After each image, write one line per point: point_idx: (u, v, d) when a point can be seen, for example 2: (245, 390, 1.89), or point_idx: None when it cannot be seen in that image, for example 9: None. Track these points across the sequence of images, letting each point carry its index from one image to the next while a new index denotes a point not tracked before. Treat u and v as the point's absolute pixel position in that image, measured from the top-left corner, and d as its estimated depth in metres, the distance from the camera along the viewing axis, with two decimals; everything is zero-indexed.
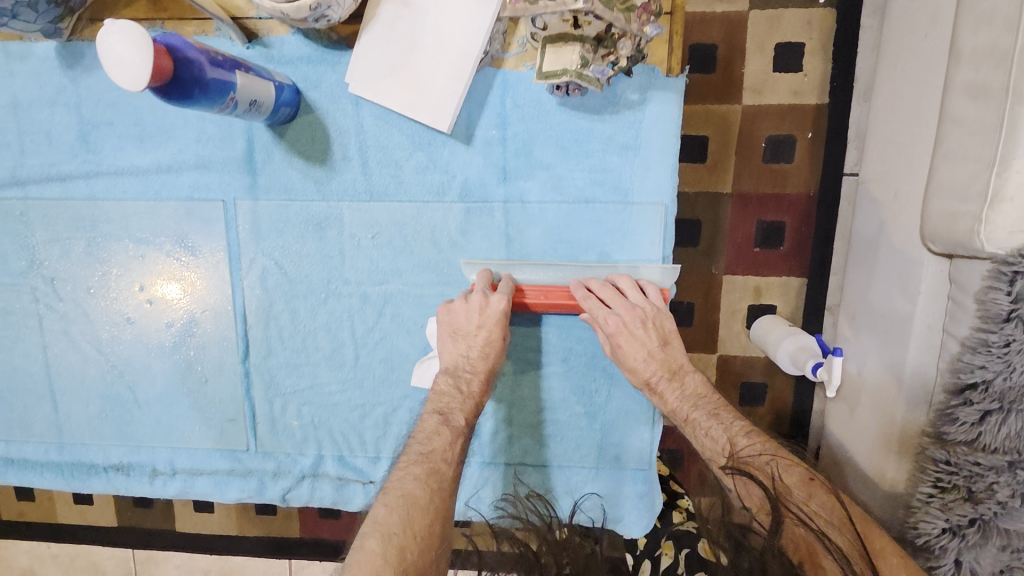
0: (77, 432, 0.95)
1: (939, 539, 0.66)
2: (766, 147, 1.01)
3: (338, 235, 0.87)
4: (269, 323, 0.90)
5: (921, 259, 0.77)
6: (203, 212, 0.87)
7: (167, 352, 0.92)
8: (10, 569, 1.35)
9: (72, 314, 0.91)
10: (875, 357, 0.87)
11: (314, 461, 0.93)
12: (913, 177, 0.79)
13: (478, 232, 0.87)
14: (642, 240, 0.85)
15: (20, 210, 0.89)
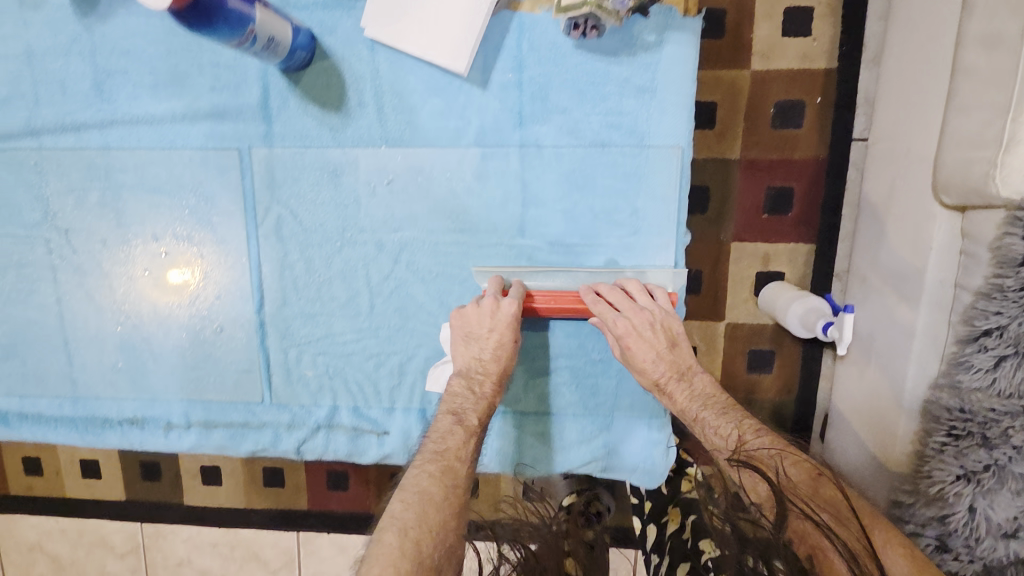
0: (93, 382, 0.94)
1: (953, 486, 0.68)
2: (775, 112, 1.01)
3: (353, 181, 0.87)
4: (284, 274, 0.90)
5: (932, 215, 0.78)
6: (218, 160, 0.87)
7: (185, 302, 0.91)
8: (19, 544, 1.36)
9: (87, 267, 0.90)
10: (886, 346, 0.88)
11: (329, 412, 0.93)
12: (924, 134, 0.80)
13: (494, 178, 0.86)
14: (656, 189, 0.84)
15: (35, 160, 0.88)
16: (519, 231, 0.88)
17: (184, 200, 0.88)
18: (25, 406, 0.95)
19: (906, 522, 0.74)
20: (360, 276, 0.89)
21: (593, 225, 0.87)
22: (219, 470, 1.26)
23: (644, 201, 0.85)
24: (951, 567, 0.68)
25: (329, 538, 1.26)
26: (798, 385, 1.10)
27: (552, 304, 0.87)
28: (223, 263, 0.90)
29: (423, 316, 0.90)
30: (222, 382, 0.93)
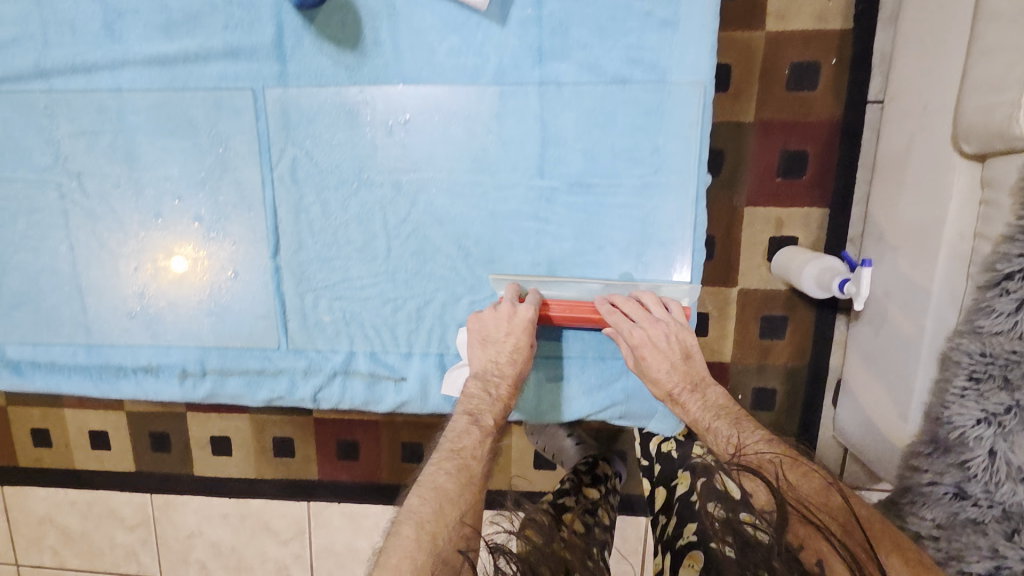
0: (106, 329, 0.92)
1: (973, 430, 0.69)
2: (790, 73, 0.99)
3: (370, 123, 0.85)
4: (300, 217, 0.88)
5: (951, 167, 0.77)
6: (232, 102, 0.85)
7: (206, 238, 0.89)
8: (28, 517, 1.36)
9: (99, 212, 0.89)
10: (900, 321, 0.88)
11: (346, 357, 0.91)
12: (944, 85, 0.79)
13: (513, 117, 0.83)
14: (680, 125, 0.81)
15: (44, 103, 0.86)
16: (539, 171, 0.85)
17: (198, 144, 0.86)
18: (38, 354, 0.93)
19: (926, 470, 0.75)
20: (373, 223, 0.87)
21: (614, 165, 0.83)
22: (228, 441, 1.25)
23: (665, 139, 0.82)
24: (970, 513, 0.68)
25: (339, 508, 1.26)
26: (810, 351, 1.10)
27: (572, 244, 0.86)
28: (237, 210, 0.88)
29: (442, 257, 0.88)
30: (238, 328, 0.91)
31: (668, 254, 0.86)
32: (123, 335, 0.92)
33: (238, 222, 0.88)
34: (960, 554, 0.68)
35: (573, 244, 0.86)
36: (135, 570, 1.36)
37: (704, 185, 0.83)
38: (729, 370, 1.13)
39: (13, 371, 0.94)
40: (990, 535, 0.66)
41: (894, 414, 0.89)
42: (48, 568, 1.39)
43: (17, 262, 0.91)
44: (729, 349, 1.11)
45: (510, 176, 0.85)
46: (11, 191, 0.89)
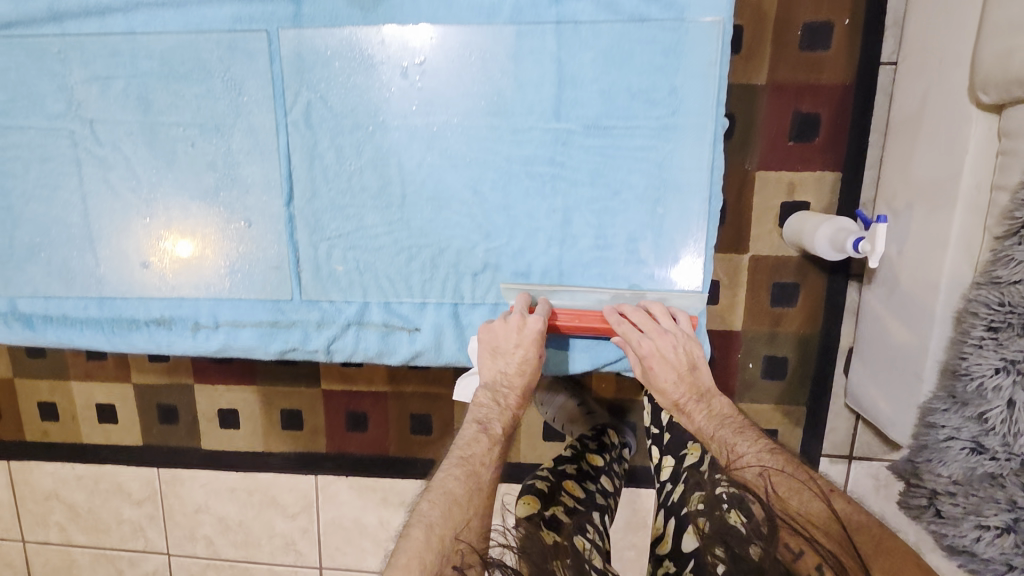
0: (118, 280, 0.84)
1: (993, 380, 0.67)
2: (802, 35, 0.99)
3: (384, 64, 0.77)
4: (314, 163, 0.80)
5: (969, 117, 0.76)
6: (245, 45, 0.77)
7: (226, 184, 0.81)
8: (35, 492, 1.35)
9: (113, 160, 0.81)
10: (913, 289, 0.86)
11: (360, 308, 0.84)
12: (962, 36, 0.77)
13: (530, 58, 0.76)
14: (699, 66, 0.74)
15: (58, 48, 0.78)
16: (554, 113, 0.78)
17: (211, 89, 0.78)
18: (50, 308, 0.86)
19: (942, 427, 0.74)
20: (374, 170, 0.80)
21: (631, 107, 0.77)
22: (237, 414, 1.25)
23: (684, 79, 0.76)
24: (989, 468, 0.69)
25: (347, 481, 1.26)
26: (823, 320, 1.08)
27: (591, 191, 0.80)
28: (250, 157, 0.80)
29: (458, 203, 0.81)
30: (250, 279, 0.83)
31: (685, 198, 0.79)
32: (135, 284, 0.84)
33: (257, 182, 0.81)
34: (978, 509, 0.70)
35: (592, 193, 0.80)
36: (142, 546, 1.36)
37: (722, 126, 0.77)
38: (739, 339, 1.11)
39: (22, 323, 0.86)
40: (1009, 487, 0.68)
41: (908, 382, 0.88)
42: (55, 544, 1.38)
43: (28, 211, 0.83)
44: (740, 317, 1.10)
45: (526, 128, 0.78)
46: (22, 139, 0.81)
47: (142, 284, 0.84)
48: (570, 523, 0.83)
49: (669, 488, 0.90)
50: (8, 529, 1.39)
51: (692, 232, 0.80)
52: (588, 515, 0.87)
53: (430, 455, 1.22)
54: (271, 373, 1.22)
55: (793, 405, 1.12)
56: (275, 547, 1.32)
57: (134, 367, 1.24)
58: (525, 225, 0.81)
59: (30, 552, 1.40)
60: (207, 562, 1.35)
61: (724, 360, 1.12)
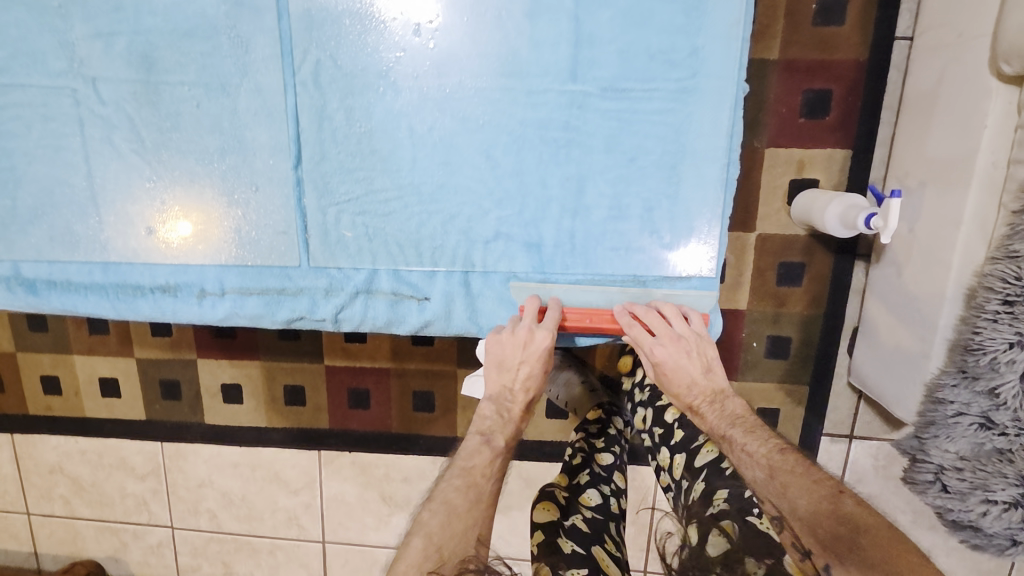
0: (123, 245, 0.83)
1: (1005, 355, 0.66)
2: (816, 8, 0.97)
3: (396, 25, 0.75)
4: (323, 125, 0.79)
5: (986, 91, 0.75)
6: (253, 1, 0.75)
7: (233, 147, 0.79)
8: (38, 466, 1.36)
9: (117, 122, 0.80)
10: (922, 271, 0.86)
11: (369, 275, 0.83)
12: (982, 6, 0.76)
13: (546, 19, 0.74)
14: (724, 28, 0.73)
15: (60, 6, 0.76)
16: (571, 75, 0.76)
17: (218, 48, 0.76)
18: (54, 273, 0.85)
19: (950, 402, 0.73)
20: (386, 134, 0.79)
21: (649, 68, 0.75)
22: (240, 389, 1.24)
23: (706, 41, 0.74)
24: (997, 443, 0.70)
25: (349, 458, 1.26)
26: (827, 299, 1.07)
27: (605, 158, 0.79)
28: (256, 121, 0.78)
29: (471, 167, 0.80)
30: (253, 245, 0.82)
31: (702, 163, 0.78)
32: (141, 250, 0.83)
33: (263, 155, 0.80)
34: (984, 484, 0.72)
35: (608, 160, 0.79)
36: (145, 520, 1.36)
37: (743, 90, 0.76)
38: (744, 319, 1.10)
39: (26, 288, 0.85)
40: (1017, 462, 0.69)
41: (912, 361, 0.88)
42: (59, 517, 1.39)
43: (32, 173, 0.82)
44: (746, 297, 1.09)
45: (539, 93, 0.77)
46: (26, 99, 0.79)
47: (147, 249, 0.83)
48: (589, 534, 0.85)
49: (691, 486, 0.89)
50: (13, 502, 1.39)
51: (709, 199, 0.79)
52: (608, 523, 0.89)
53: (432, 432, 1.22)
54: (273, 348, 1.22)
55: (796, 385, 1.12)
56: (277, 522, 1.33)
57: (136, 341, 1.24)
58: (537, 194, 0.80)
59: (34, 524, 1.40)
60: (210, 535, 1.36)
61: (729, 340, 1.12)
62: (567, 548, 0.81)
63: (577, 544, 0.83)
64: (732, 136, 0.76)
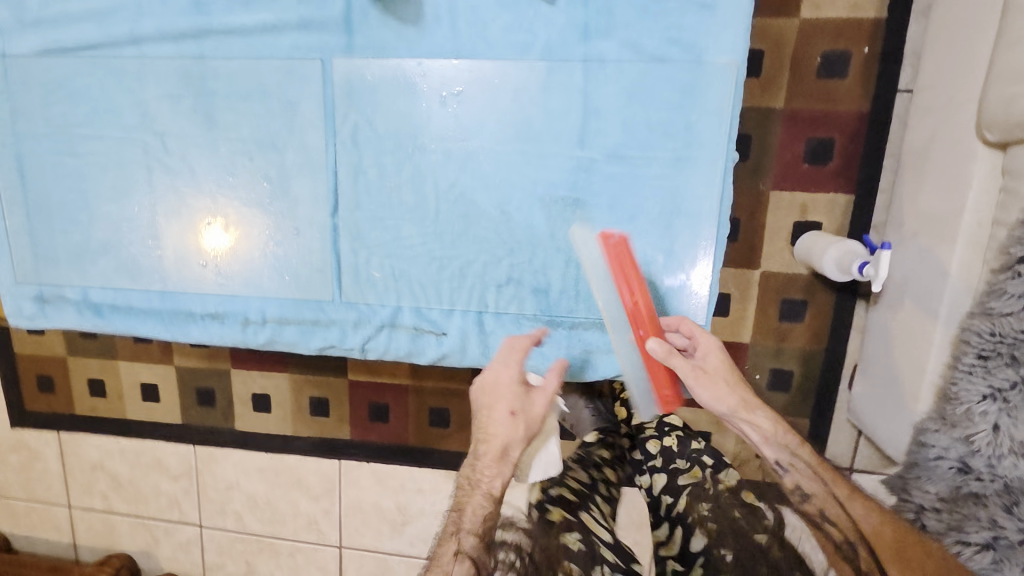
0: (178, 275, 0.92)
1: (980, 405, 0.71)
2: (820, 64, 1.02)
3: (426, 93, 0.83)
4: (358, 178, 0.87)
5: (973, 155, 0.80)
6: (302, 67, 0.83)
7: (279, 194, 0.88)
8: (81, 462, 1.46)
9: (178, 168, 0.89)
10: (911, 317, 0.91)
11: (393, 311, 0.91)
12: (971, 76, 0.82)
13: (560, 91, 0.82)
14: (715, 104, 0.79)
15: (135, 69, 0.86)
16: (579, 141, 0.83)
17: (269, 108, 0.85)
18: (117, 298, 0.93)
19: (931, 446, 0.77)
20: (411, 188, 0.87)
21: (650, 137, 0.82)
22: (269, 399, 1.33)
23: (699, 116, 0.80)
24: (973, 487, 0.72)
25: (367, 469, 1.34)
26: (827, 336, 1.12)
27: (607, 216, 0.85)
28: (298, 168, 0.87)
29: (486, 220, 0.87)
30: (293, 279, 0.90)
31: (695, 223, 0.84)
32: (194, 280, 0.92)
33: (306, 203, 0.88)
34: (960, 526, 0.72)
35: (615, 217, 0.85)
36: (176, 518, 1.46)
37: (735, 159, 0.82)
38: (746, 351, 1.15)
39: (93, 311, 0.94)
40: (990, 506, 0.70)
41: (902, 405, 0.93)
42: (98, 511, 1.49)
43: (104, 210, 0.91)
44: (749, 331, 1.14)
45: (551, 155, 0.84)
46: (100, 146, 0.89)
47: (199, 279, 0.91)
48: (557, 526, 0.84)
49: (669, 500, 1.01)
50: (56, 495, 1.50)
51: (697, 253, 0.85)
52: (585, 528, 0.86)
53: (446, 447, 1.29)
54: (302, 361, 1.30)
55: (796, 417, 1.17)
56: (298, 526, 1.41)
57: (177, 351, 1.34)
58: (547, 245, 0.87)
59: (74, 517, 1.51)
60: (236, 535, 1.44)
61: None
62: (571, 538, 0.82)
63: (578, 534, 0.83)
64: (721, 200, 0.81)
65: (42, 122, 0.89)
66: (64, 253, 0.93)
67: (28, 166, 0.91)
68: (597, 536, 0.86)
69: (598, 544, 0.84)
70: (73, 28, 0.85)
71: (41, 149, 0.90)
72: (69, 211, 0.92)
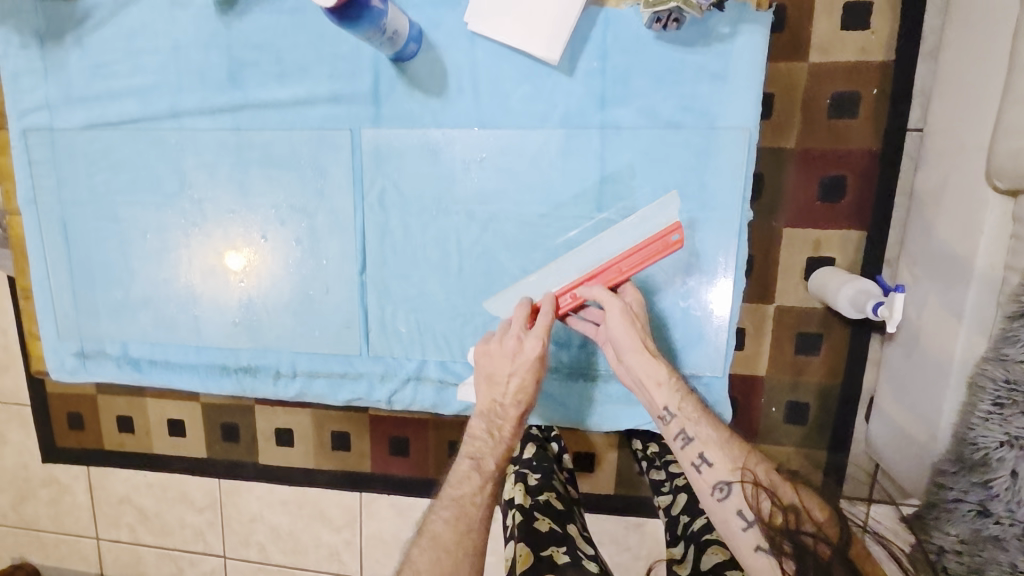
0: (214, 332, 0.95)
1: (997, 451, 0.72)
2: (830, 105, 1.05)
3: (450, 159, 0.88)
4: (384, 238, 0.90)
5: (985, 201, 0.81)
6: (333, 136, 0.87)
7: (310, 253, 0.91)
8: (109, 495, 1.49)
9: (212, 231, 0.92)
10: (927, 354, 0.93)
11: (419, 364, 0.93)
12: (979, 125, 0.84)
13: (579, 155, 0.86)
14: (728, 168, 0.84)
15: (174, 140, 0.90)
16: (597, 202, 0.87)
17: (302, 176, 0.89)
18: (154, 351, 0.95)
19: (951, 488, 0.78)
20: (436, 246, 0.90)
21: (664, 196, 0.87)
22: (292, 433, 1.36)
23: (710, 176, 0.85)
24: (994, 531, 0.72)
25: (388, 501, 1.36)
26: (844, 370, 1.13)
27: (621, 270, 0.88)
28: (326, 226, 0.90)
29: (509, 277, 0.90)
30: (324, 333, 0.93)
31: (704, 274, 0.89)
32: (228, 337, 0.94)
33: (335, 262, 0.91)
34: (981, 568, 0.72)
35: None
36: (201, 549, 1.48)
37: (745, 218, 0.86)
38: (763, 384, 1.17)
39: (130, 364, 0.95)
40: (1011, 550, 0.70)
41: (919, 442, 0.94)
42: (125, 543, 1.52)
43: (145, 270, 0.94)
44: (766, 364, 1.16)
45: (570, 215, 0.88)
46: (140, 211, 0.93)
47: (233, 336, 0.94)
48: (544, 537, 0.94)
49: (685, 519, 1.00)
50: (84, 528, 1.53)
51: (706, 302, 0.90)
52: (571, 541, 0.95)
53: None
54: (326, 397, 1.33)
55: (814, 448, 1.18)
56: (320, 557, 1.43)
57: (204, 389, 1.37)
58: None
59: (102, 549, 1.54)
60: (259, 566, 1.47)
61: (749, 405, 1.18)
62: (545, 526, 0.96)
63: (554, 523, 0.97)
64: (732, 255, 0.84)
65: (85, 186, 0.93)
66: (105, 308, 0.95)
67: (68, 230, 0.94)
68: (581, 551, 0.94)
69: (581, 555, 0.93)
70: (115, 101, 0.89)
71: (85, 215, 0.93)
72: (112, 272, 0.95)
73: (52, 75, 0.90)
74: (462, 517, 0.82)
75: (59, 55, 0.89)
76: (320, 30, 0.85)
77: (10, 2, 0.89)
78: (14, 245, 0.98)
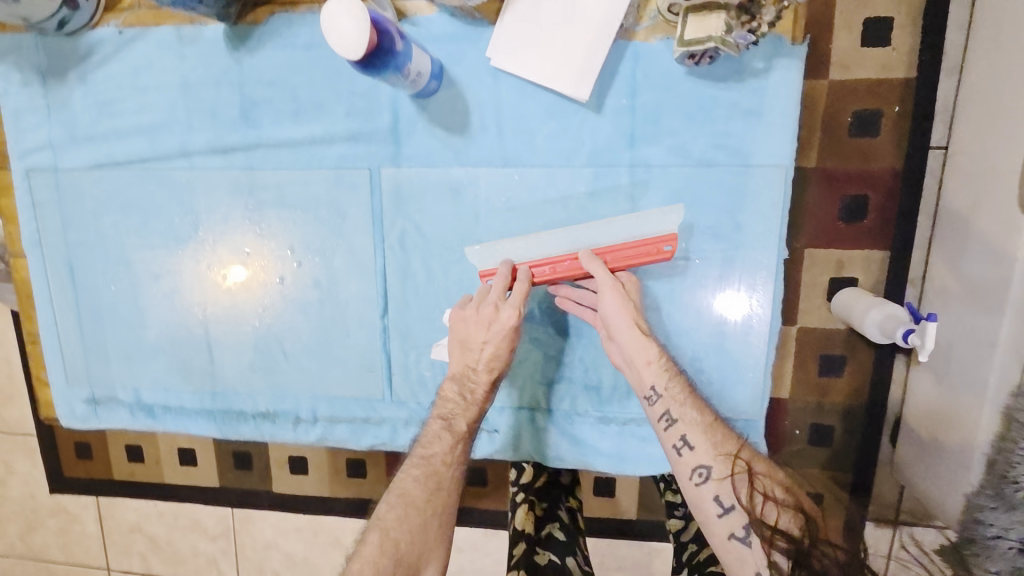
0: (231, 380, 0.92)
1: None
2: (852, 122, 1.02)
3: (475, 199, 0.85)
4: (405, 280, 0.88)
5: (1017, 227, 0.79)
6: (351, 177, 0.85)
7: (325, 293, 0.89)
8: (120, 524, 1.47)
9: (226, 276, 0.89)
10: (959, 381, 0.90)
11: None
12: (1008, 147, 0.82)
13: (607, 195, 0.84)
14: (764, 209, 0.82)
15: (185, 180, 0.87)
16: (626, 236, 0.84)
17: (318, 217, 0.87)
18: (168, 396, 0.94)
19: (991, 523, 0.77)
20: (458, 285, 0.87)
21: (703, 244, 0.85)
22: (306, 461, 1.33)
23: (748, 218, 0.84)
24: None
25: None
26: (868, 391, 1.11)
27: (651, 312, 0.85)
28: (343, 269, 0.88)
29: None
30: (345, 378, 0.91)
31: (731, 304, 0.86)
32: (245, 385, 0.92)
33: (354, 302, 0.89)
34: None
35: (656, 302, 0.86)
36: None
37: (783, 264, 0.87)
38: (787, 407, 1.14)
39: (143, 412, 0.93)
40: None
41: (958, 459, 0.89)
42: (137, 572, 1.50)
43: (158, 319, 0.91)
44: (789, 385, 1.14)
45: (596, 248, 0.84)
46: (153, 255, 0.90)
47: (251, 385, 0.91)
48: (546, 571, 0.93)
49: (693, 549, 1.00)
50: (95, 557, 1.51)
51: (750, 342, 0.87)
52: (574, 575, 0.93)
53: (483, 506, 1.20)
54: None
55: (838, 471, 1.16)
56: None
57: None
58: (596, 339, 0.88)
59: None
60: None
61: (774, 427, 1.16)
62: (544, 559, 0.94)
63: (554, 553, 0.96)
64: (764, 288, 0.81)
65: (90, 229, 0.90)
66: (115, 352, 0.93)
67: (74, 274, 0.91)
68: None
69: None
70: (123, 141, 0.87)
71: (93, 258, 0.91)
72: (123, 315, 0.92)
73: (55, 114, 0.87)
74: (429, 475, 0.82)
75: (61, 92, 0.86)
76: (335, 67, 0.82)
77: (9, 36, 0.85)
78: (17, 286, 0.95)
